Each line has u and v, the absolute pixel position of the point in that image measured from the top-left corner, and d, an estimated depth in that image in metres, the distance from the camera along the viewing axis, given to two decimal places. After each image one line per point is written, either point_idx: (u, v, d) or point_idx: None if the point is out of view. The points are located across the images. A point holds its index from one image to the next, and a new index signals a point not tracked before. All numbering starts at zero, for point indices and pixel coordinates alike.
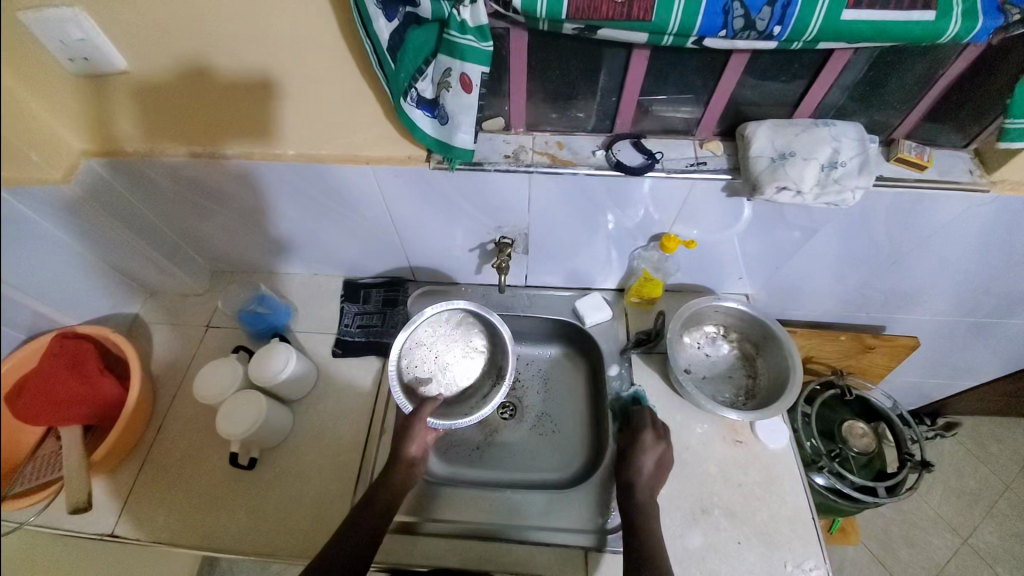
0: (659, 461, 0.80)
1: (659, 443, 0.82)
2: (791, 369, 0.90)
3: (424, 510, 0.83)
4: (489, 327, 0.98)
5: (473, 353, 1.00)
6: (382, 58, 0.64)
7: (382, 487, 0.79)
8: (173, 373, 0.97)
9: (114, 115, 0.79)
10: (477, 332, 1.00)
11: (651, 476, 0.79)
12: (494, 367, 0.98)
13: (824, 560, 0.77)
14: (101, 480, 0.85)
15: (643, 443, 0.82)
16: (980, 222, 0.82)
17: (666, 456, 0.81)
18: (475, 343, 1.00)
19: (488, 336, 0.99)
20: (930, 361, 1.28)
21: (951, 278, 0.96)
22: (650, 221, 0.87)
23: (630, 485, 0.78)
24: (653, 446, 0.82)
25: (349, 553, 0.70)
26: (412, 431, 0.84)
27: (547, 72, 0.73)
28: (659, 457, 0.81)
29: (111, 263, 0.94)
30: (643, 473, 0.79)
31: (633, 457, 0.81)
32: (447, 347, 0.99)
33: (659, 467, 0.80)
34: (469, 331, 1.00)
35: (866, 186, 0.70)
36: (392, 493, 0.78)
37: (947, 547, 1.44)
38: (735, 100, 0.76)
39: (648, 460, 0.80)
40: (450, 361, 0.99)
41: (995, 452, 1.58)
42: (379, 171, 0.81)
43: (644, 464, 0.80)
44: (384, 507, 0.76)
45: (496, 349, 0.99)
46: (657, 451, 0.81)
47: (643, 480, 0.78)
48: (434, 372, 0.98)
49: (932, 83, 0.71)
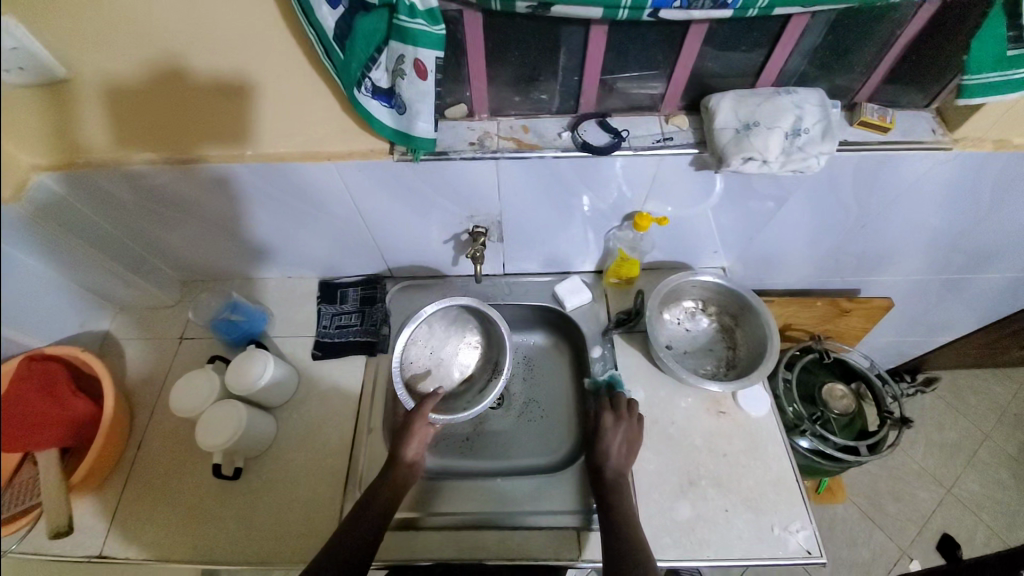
0: (627, 443, 0.81)
1: (628, 424, 0.83)
2: (768, 338, 0.91)
3: (426, 504, 0.83)
4: (485, 323, 1.01)
5: (467, 348, 1.02)
6: (330, 48, 0.63)
7: (380, 487, 0.77)
8: (149, 387, 0.95)
9: (60, 125, 0.75)
10: (472, 328, 1.02)
11: (617, 458, 0.80)
12: (489, 362, 1.00)
13: (811, 520, 0.79)
14: (83, 503, 0.84)
15: (611, 425, 0.82)
16: (945, 180, 0.83)
17: (637, 435, 0.82)
18: (469, 339, 1.03)
19: (483, 332, 1.02)
20: (906, 321, 1.32)
21: (921, 237, 0.98)
22: (623, 200, 0.87)
23: (597, 469, 0.79)
24: (621, 427, 0.82)
25: (352, 549, 0.70)
26: (412, 429, 0.82)
27: (506, 54, 0.71)
28: (626, 439, 0.81)
29: (74, 281, 0.91)
30: (610, 455, 0.80)
31: (602, 440, 0.81)
32: (442, 344, 1.01)
33: (628, 448, 0.81)
34: (465, 328, 1.02)
35: (829, 152, 0.70)
36: (392, 492, 0.77)
37: (931, 498, 1.49)
38: (697, 72, 0.75)
39: (616, 441, 0.81)
40: (445, 357, 1.01)
41: (972, 404, 1.64)
42: (342, 167, 0.79)
43: (611, 447, 0.80)
44: (385, 504, 0.76)
45: (490, 345, 1.01)
46: (625, 432, 0.82)
47: (610, 462, 0.79)
48: (430, 368, 1.00)
49: (889, 45, 0.71)
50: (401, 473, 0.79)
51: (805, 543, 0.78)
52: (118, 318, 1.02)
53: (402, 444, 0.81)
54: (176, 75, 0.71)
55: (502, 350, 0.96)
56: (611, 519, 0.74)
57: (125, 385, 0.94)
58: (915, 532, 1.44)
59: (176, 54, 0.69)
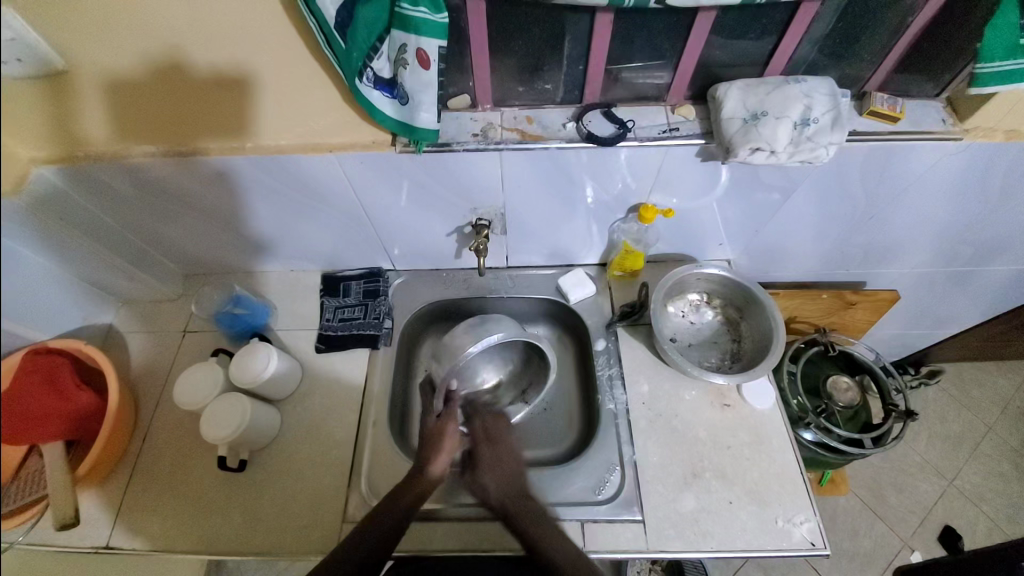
0: (510, 460, 0.83)
1: (494, 448, 0.84)
2: (773, 331, 0.90)
3: (446, 496, 0.83)
4: (530, 350, 0.99)
5: (500, 364, 1.00)
6: (331, 37, 0.62)
7: (408, 485, 0.77)
8: (153, 378, 0.96)
9: (65, 118, 0.75)
10: (511, 351, 0.99)
11: (505, 486, 0.80)
12: (519, 383, 1.00)
13: (816, 512, 0.79)
14: (88, 496, 0.84)
15: (490, 457, 0.83)
16: (955, 170, 0.82)
17: (515, 447, 0.85)
18: (504, 357, 1.00)
19: (522, 355, 1.00)
20: (912, 313, 1.31)
21: (928, 230, 0.97)
22: (628, 192, 0.85)
23: (501, 504, 0.78)
24: (490, 456, 0.83)
25: (376, 538, 0.72)
26: (435, 447, 0.81)
27: (510, 43, 0.71)
28: (506, 458, 0.83)
29: (78, 275, 0.91)
30: (494, 485, 0.80)
31: (489, 474, 0.81)
32: (480, 355, 0.97)
33: (514, 464, 0.83)
34: (507, 346, 0.99)
35: (839, 142, 0.69)
36: (418, 493, 0.77)
37: (934, 490, 1.49)
38: (704, 61, 0.74)
39: (494, 469, 0.81)
40: (476, 366, 0.97)
41: (975, 396, 1.64)
42: (343, 157, 0.78)
43: (501, 475, 0.81)
44: (408, 503, 0.75)
45: (525, 368, 1.00)
46: (494, 457, 0.83)
47: (501, 494, 0.79)
48: (460, 375, 0.95)
49: (902, 31, 0.70)
50: (428, 482, 0.78)
51: (809, 535, 0.78)
52: (122, 312, 1.02)
53: (431, 458, 0.80)
54: (176, 67, 0.70)
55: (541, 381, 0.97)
56: (539, 524, 0.75)
57: (129, 378, 0.95)
58: (917, 523, 1.44)
59: (176, 46, 0.68)
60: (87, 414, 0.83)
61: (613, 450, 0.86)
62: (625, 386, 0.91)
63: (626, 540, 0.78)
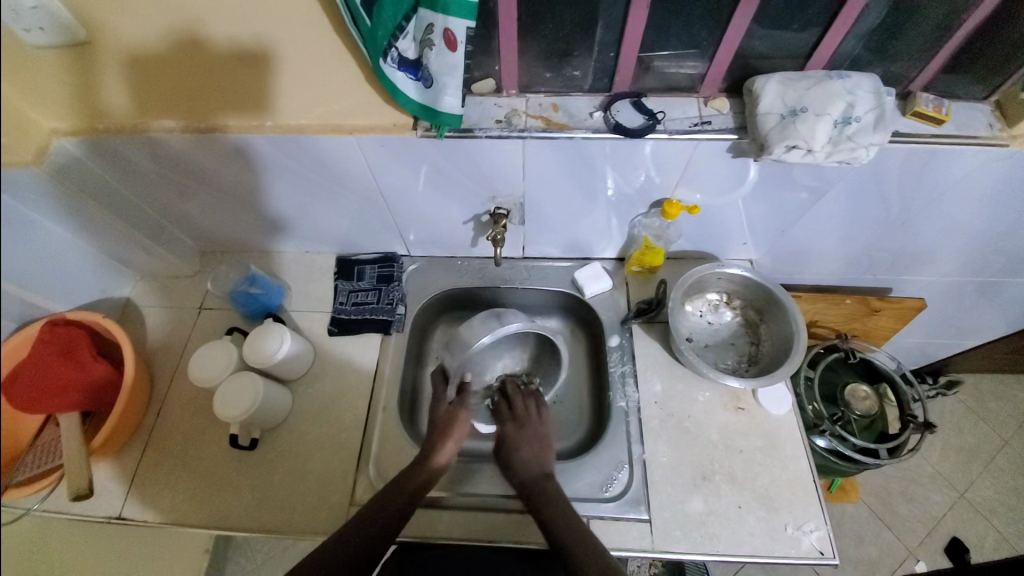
0: (537, 440, 0.82)
1: (522, 429, 0.84)
2: (794, 336, 0.87)
3: (454, 485, 0.83)
4: (542, 344, 0.98)
5: (512, 359, 1.01)
6: (357, 14, 0.60)
7: (416, 470, 0.77)
8: (168, 352, 0.97)
9: (87, 87, 0.74)
10: (522, 347, 1.00)
11: (531, 465, 0.79)
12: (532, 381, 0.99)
13: (826, 521, 0.78)
14: (102, 467, 0.85)
15: (515, 436, 0.83)
16: (998, 177, 0.78)
17: (543, 429, 0.85)
18: (515, 354, 1.00)
19: (533, 352, 1.00)
20: (935, 322, 1.27)
21: (962, 238, 0.93)
22: (651, 186, 0.83)
23: (523, 484, 0.78)
24: (518, 433, 0.83)
25: (382, 523, 0.72)
26: (445, 433, 0.81)
27: (540, 27, 0.68)
28: (533, 437, 0.83)
29: (96, 247, 0.91)
30: (519, 462, 0.80)
31: (513, 452, 0.81)
32: (493, 351, 0.97)
33: (540, 444, 0.82)
34: (520, 342, 0.99)
35: (881, 143, 0.66)
36: (424, 478, 0.77)
37: (944, 501, 1.46)
38: (742, 52, 0.71)
39: (524, 445, 0.82)
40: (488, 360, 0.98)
41: (993, 409, 1.60)
42: (363, 141, 0.76)
43: (526, 455, 0.80)
44: (413, 489, 0.75)
45: (536, 364, 1.00)
46: (521, 434, 0.83)
47: (527, 472, 0.79)
48: (473, 368, 0.94)
49: (956, 28, 0.66)
50: (431, 470, 0.77)
51: (819, 544, 0.76)
52: (140, 286, 1.02)
53: (437, 446, 0.79)
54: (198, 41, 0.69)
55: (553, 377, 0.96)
56: (555, 507, 0.73)
57: (144, 352, 0.96)
58: (925, 534, 1.42)
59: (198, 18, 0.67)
60: (101, 388, 0.83)
61: (622, 447, 0.85)
62: (637, 386, 0.90)
63: (631, 538, 0.78)
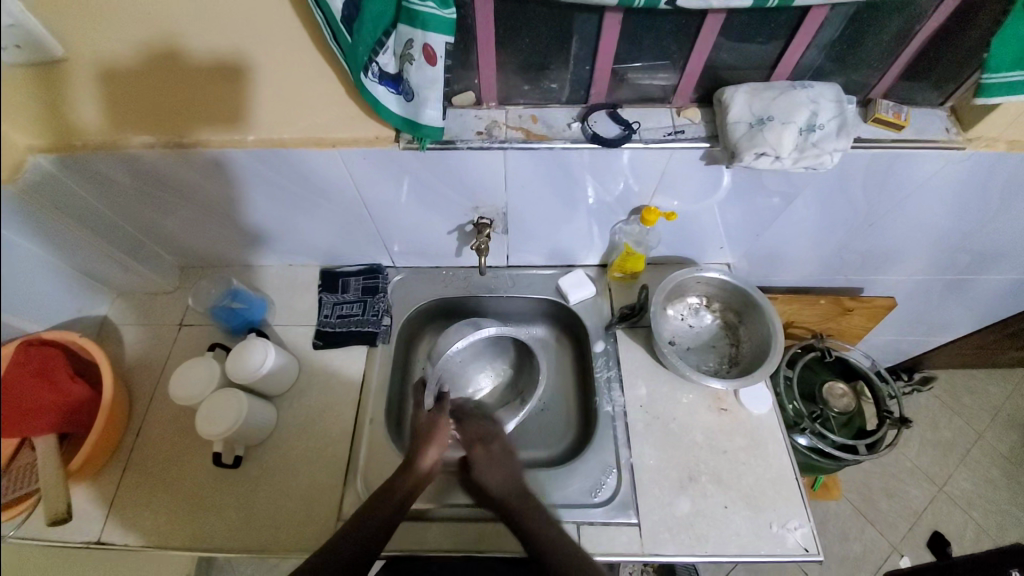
0: (504, 459, 0.81)
1: (486, 448, 0.82)
2: (770, 336, 0.90)
3: (441, 496, 0.82)
4: (520, 354, 1.02)
5: (490, 371, 1.04)
6: (338, 30, 0.61)
7: (401, 478, 0.76)
8: (147, 370, 0.95)
9: (59, 102, 0.73)
10: (500, 360, 1.04)
11: (504, 483, 0.78)
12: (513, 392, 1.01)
13: (809, 518, 0.79)
14: (80, 491, 0.83)
15: (484, 457, 0.81)
16: (955, 180, 0.83)
17: (508, 446, 0.84)
18: (492, 368, 1.04)
19: (512, 362, 1.04)
20: (909, 320, 1.31)
21: (926, 239, 0.97)
22: (629, 194, 0.85)
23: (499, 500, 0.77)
24: (492, 452, 0.82)
25: (376, 526, 0.71)
26: (432, 435, 0.81)
27: (517, 41, 0.70)
28: (502, 457, 0.82)
29: (72, 265, 0.90)
30: (496, 483, 0.78)
31: (484, 476, 0.79)
32: (472, 360, 1.02)
33: (506, 462, 0.81)
34: (498, 354, 1.04)
35: (844, 148, 0.69)
36: (413, 486, 0.76)
37: (924, 496, 1.50)
38: (711, 64, 0.74)
39: (496, 469, 0.80)
40: (468, 372, 1.02)
41: (966, 402, 1.66)
42: (345, 153, 0.77)
43: (494, 475, 0.79)
44: (400, 498, 0.74)
45: (514, 375, 1.03)
46: (489, 457, 0.81)
47: (501, 489, 0.77)
48: (450, 378, 0.99)
49: (909, 38, 0.70)
50: (419, 477, 0.77)
51: (803, 540, 0.78)
52: (116, 304, 1.01)
53: (421, 451, 0.79)
54: (178, 57, 0.70)
55: (531, 381, 0.98)
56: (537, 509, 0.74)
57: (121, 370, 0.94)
58: (907, 528, 1.45)
59: (175, 35, 0.68)
60: (77, 409, 0.81)
61: (609, 451, 0.86)
62: (623, 390, 0.91)
63: (621, 542, 0.78)
